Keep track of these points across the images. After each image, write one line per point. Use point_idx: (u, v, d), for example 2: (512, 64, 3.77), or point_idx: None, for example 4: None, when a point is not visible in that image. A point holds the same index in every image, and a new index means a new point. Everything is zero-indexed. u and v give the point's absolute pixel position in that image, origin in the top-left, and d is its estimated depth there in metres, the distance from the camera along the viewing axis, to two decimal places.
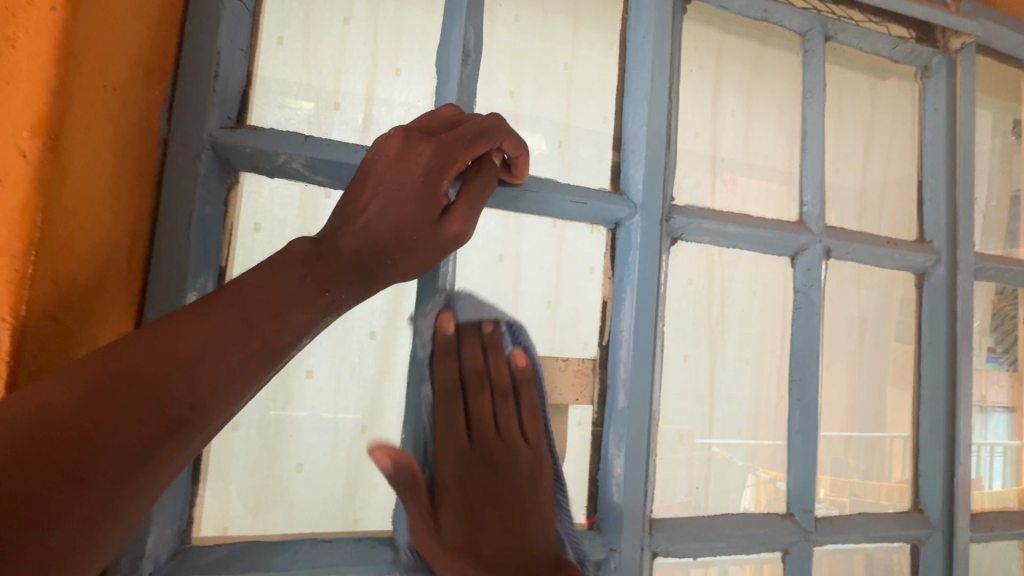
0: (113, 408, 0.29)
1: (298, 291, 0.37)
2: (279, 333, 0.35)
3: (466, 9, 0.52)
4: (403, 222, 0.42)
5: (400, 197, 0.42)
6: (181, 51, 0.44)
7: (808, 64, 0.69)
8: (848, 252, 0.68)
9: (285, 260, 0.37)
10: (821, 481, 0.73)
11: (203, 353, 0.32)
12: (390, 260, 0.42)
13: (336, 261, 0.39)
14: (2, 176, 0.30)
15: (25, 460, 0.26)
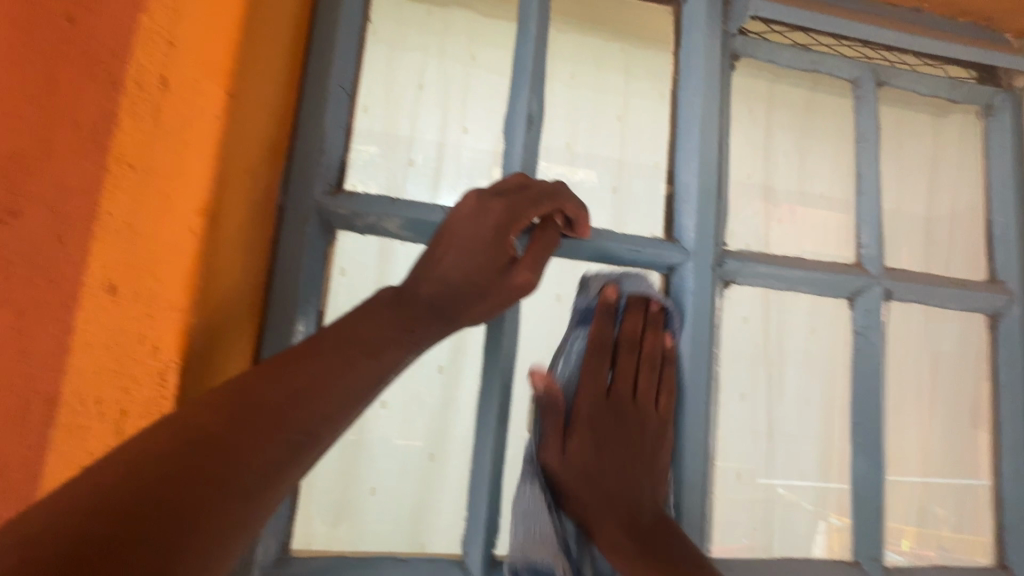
0: (249, 428, 0.34)
1: (388, 332, 0.42)
2: (374, 366, 0.41)
3: (530, 79, 0.58)
4: (475, 270, 0.47)
5: (474, 248, 0.47)
6: (296, 135, 0.52)
7: (859, 109, 0.71)
8: (911, 294, 0.67)
9: (373, 306, 0.44)
10: (902, 532, 0.70)
11: (317, 384, 0.38)
12: (462, 304, 0.47)
13: (415, 306, 0.45)
14: (173, 249, 0.37)
15: (187, 474, 0.31)
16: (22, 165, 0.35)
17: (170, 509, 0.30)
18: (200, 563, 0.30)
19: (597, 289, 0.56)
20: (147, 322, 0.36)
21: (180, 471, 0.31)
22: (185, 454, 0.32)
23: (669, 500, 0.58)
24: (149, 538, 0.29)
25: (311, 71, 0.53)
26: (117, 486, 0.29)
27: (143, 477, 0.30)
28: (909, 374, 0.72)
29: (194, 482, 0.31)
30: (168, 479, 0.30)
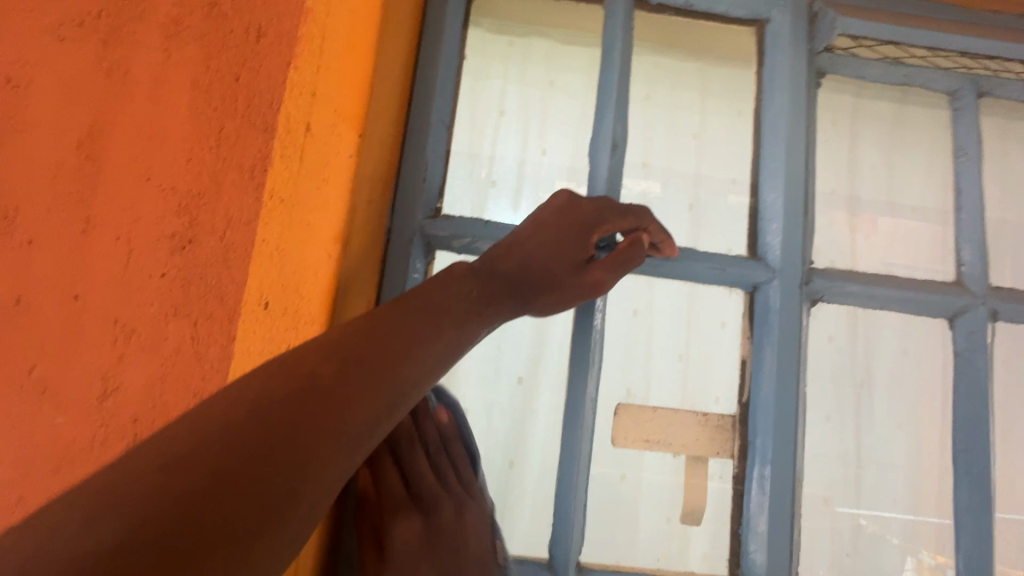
0: (357, 380, 0.35)
1: (468, 304, 0.44)
2: (460, 336, 0.43)
3: (615, 105, 0.61)
4: (554, 259, 0.49)
5: (557, 239, 0.50)
6: (401, 163, 0.58)
7: (959, 122, 0.69)
8: (1021, 315, 0.63)
9: (452, 279, 0.45)
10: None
11: (409, 347, 0.39)
12: (537, 289, 0.49)
13: (490, 282, 0.47)
14: (314, 267, 0.42)
15: (303, 416, 0.33)
16: (200, 205, 0.43)
17: (289, 449, 0.31)
18: (318, 496, 0.32)
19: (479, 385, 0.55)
20: (292, 332, 0.41)
21: (293, 414, 0.32)
22: (295, 397, 0.33)
23: (756, 516, 0.57)
24: (273, 470, 0.30)
25: (415, 108, 0.59)
26: (245, 424, 0.31)
27: (265, 418, 0.32)
28: (1019, 401, 0.67)
29: (308, 424, 0.33)
30: (284, 422, 0.32)
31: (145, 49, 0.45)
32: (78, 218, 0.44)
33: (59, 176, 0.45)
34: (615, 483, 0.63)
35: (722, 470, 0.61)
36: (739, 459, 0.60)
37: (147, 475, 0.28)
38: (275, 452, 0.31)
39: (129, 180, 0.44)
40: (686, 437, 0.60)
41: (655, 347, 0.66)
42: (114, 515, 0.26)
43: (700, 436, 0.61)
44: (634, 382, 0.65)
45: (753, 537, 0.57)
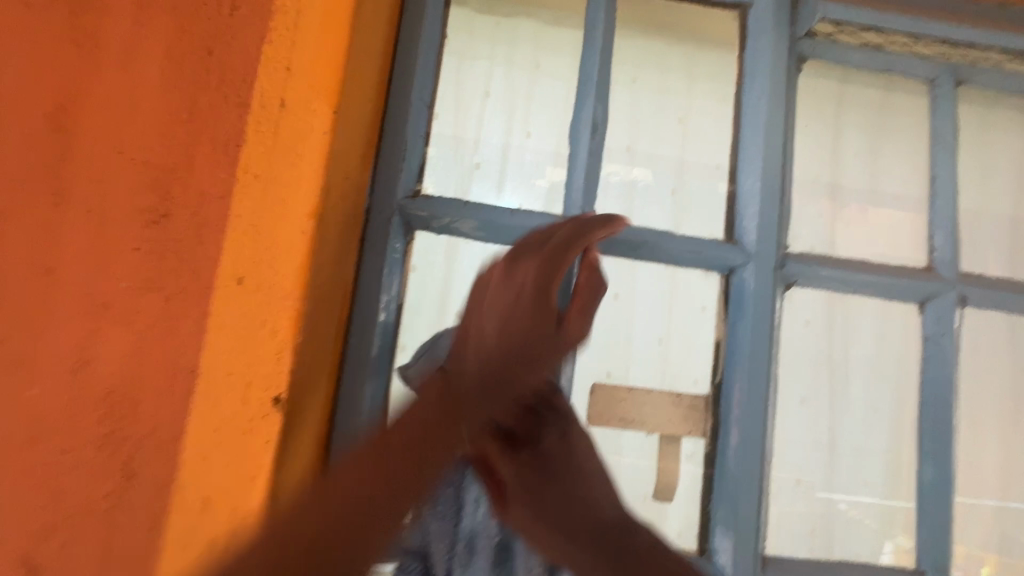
0: (384, 473, 0.32)
1: (488, 378, 0.37)
2: (507, 389, 0.37)
3: (596, 89, 0.61)
4: (517, 331, 0.38)
5: (512, 311, 0.39)
6: (381, 142, 0.58)
7: (937, 109, 0.70)
8: (989, 300, 0.64)
9: (434, 378, 0.37)
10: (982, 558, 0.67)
11: (442, 429, 0.34)
12: (512, 380, 0.37)
13: (465, 390, 0.36)
14: (286, 244, 0.45)
15: (325, 526, 0.30)
16: (173, 179, 0.43)
17: (311, 552, 0.29)
18: None
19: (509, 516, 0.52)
20: (268, 309, 0.45)
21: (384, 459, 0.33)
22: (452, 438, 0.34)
23: (726, 494, 0.59)
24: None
25: (396, 87, 0.59)
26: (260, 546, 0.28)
27: (274, 539, 0.29)
28: (984, 386, 0.69)
29: (334, 534, 0.30)
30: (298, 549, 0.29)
31: (118, 20, 0.45)
32: (48, 190, 0.44)
33: (30, 146, 0.44)
34: None
35: (693, 448, 0.63)
36: (711, 438, 0.62)
37: None
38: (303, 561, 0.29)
39: (101, 153, 0.43)
40: (659, 416, 0.62)
41: (637, 328, 0.66)
42: None
43: (673, 415, 0.62)
44: (614, 364, 0.65)
45: (722, 514, 0.59)
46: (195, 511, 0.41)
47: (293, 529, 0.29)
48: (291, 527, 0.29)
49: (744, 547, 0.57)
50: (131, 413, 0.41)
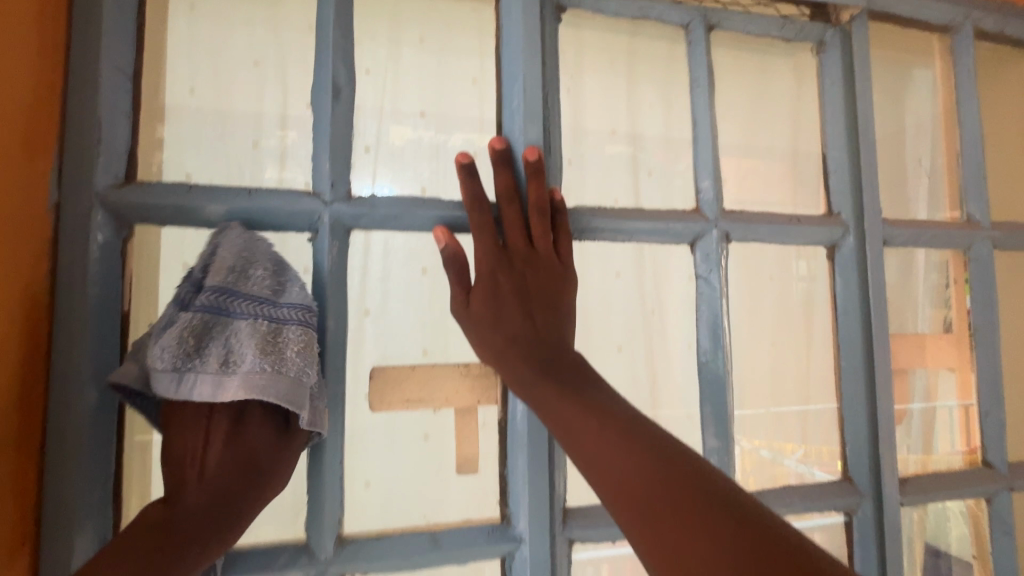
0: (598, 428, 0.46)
1: (525, 372, 0.52)
2: (523, 362, 0.52)
3: (332, 46, 0.55)
4: (518, 360, 0.53)
5: (505, 355, 0.53)
6: (65, 121, 0.48)
7: (692, 54, 0.72)
8: (748, 234, 0.69)
9: (506, 361, 0.53)
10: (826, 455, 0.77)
11: (543, 390, 0.51)
12: (532, 371, 0.52)
13: (514, 365, 0.53)
14: None
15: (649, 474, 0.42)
16: None
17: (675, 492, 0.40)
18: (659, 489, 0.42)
19: (177, 346, 0.45)
20: None
21: (661, 533, 0.39)
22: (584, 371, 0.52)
23: (516, 457, 0.58)
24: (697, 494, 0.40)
25: (76, 52, 0.49)
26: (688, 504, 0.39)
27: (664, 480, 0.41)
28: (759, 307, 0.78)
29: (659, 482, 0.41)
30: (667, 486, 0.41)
31: None
32: None
33: None
34: (419, 443, 0.63)
35: (486, 416, 0.63)
36: (502, 404, 0.61)
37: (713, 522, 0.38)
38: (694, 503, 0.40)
39: None
40: (445, 391, 0.59)
41: (448, 300, 0.67)
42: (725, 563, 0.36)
43: (459, 387, 0.60)
44: (429, 342, 0.67)
45: (515, 478, 0.59)
46: None
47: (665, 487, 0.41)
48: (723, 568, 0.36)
49: (538, 507, 0.57)
50: None
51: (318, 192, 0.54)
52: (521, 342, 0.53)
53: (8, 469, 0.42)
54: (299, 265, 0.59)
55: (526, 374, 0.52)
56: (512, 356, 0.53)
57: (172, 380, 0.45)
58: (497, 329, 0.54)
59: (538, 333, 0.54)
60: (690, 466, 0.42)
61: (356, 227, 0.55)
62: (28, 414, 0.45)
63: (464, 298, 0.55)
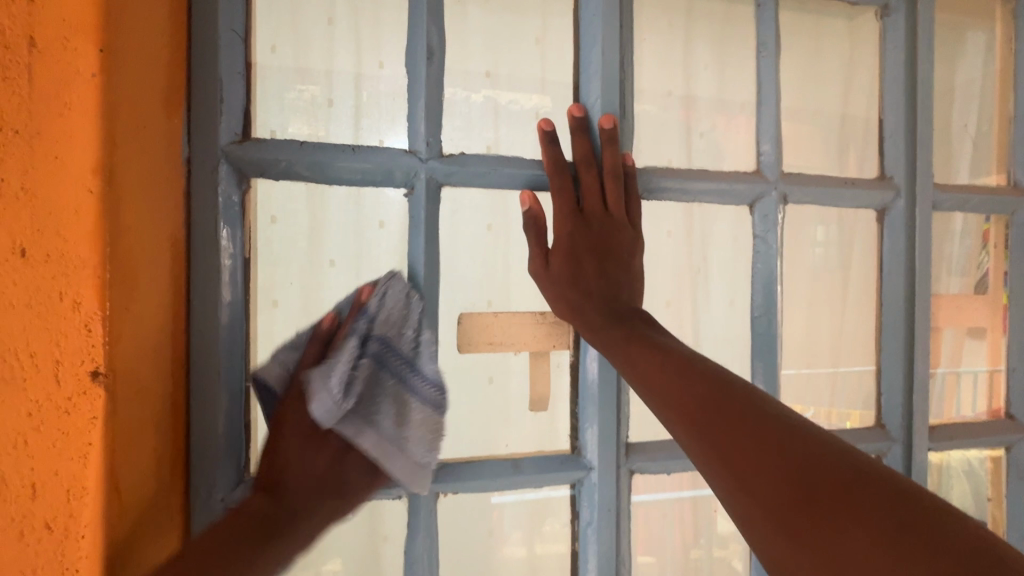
0: (660, 359, 0.52)
1: (594, 318, 0.58)
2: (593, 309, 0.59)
3: (427, 12, 0.59)
4: (589, 310, 0.59)
5: (577, 305, 0.59)
6: (191, 81, 0.53)
7: (761, 18, 0.73)
8: (805, 196, 0.73)
9: (577, 308, 0.59)
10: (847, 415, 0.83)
11: (612, 334, 0.57)
12: (602, 318, 0.58)
13: (585, 312, 0.59)
14: (75, 209, 0.39)
15: (708, 393, 0.47)
16: None
17: (733, 407, 0.45)
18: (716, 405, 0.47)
19: (342, 387, 0.50)
20: (62, 278, 0.39)
21: (726, 455, 0.44)
22: (648, 321, 0.58)
23: (587, 395, 0.66)
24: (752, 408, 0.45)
25: (198, 15, 0.53)
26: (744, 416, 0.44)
27: (721, 397, 0.47)
28: (806, 267, 0.81)
29: (718, 400, 0.47)
30: (725, 403, 0.46)
31: None
32: None
33: None
34: (485, 389, 0.69)
35: (559, 359, 0.69)
36: (573, 347, 0.68)
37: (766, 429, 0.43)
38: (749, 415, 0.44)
39: None
40: (524, 335, 0.66)
41: (513, 257, 0.69)
42: (778, 461, 0.40)
43: (538, 331, 0.66)
44: (495, 294, 0.68)
45: (585, 415, 0.66)
46: (25, 496, 0.38)
47: (721, 404, 0.46)
48: (775, 466, 0.40)
49: (606, 442, 0.64)
50: None
51: (414, 150, 0.59)
52: (590, 293, 0.59)
53: (167, 391, 0.49)
54: (378, 218, 0.63)
55: (596, 319, 0.58)
56: (586, 306, 0.59)
57: (327, 408, 0.49)
58: (570, 280, 0.59)
59: (606, 284, 0.60)
60: (764, 407, 0.45)
61: (447, 183, 0.60)
62: (177, 345, 0.51)
63: (543, 258, 0.61)
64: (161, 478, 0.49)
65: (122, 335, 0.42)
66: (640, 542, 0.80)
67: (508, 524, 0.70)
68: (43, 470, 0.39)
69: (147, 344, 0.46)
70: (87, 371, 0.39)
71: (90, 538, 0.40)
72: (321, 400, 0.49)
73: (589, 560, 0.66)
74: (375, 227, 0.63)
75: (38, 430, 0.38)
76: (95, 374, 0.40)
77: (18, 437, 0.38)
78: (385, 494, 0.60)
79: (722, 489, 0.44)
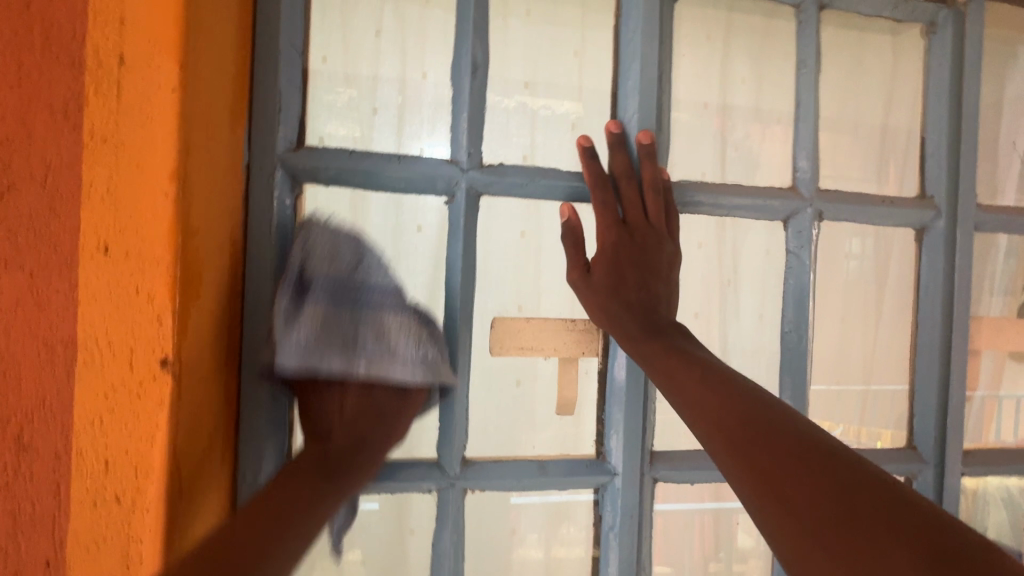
0: (698, 372, 0.53)
1: (633, 326, 0.60)
2: (632, 318, 0.60)
3: (473, 30, 0.62)
4: (628, 320, 0.60)
5: (616, 314, 0.61)
6: (253, 92, 0.56)
7: (801, 34, 0.74)
8: (840, 213, 0.73)
9: (614, 315, 0.61)
10: (880, 432, 0.81)
11: (649, 344, 0.58)
12: (640, 329, 0.59)
13: (625, 321, 0.60)
14: (153, 211, 0.42)
15: (746, 412, 0.49)
16: (14, 150, 0.42)
17: (771, 428, 0.47)
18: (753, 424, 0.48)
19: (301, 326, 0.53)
20: (139, 274, 0.42)
21: (762, 472, 0.44)
22: (684, 335, 0.60)
23: (614, 404, 0.67)
24: (790, 431, 0.46)
25: (262, 30, 0.57)
26: (783, 439, 0.45)
27: (760, 417, 0.48)
28: (840, 284, 0.80)
29: (756, 419, 0.48)
30: (764, 425, 0.47)
31: None
32: None
33: None
34: (513, 391, 0.70)
35: (587, 366, 0.71)
36: (602, 355, 0.70)
37: (805, 454, 0.44)
38: (788, 437, 0.46)
39: None
40: (554, 342, 0.68)
41: (544, 263, 0.70)
42: (816, 488, 0.41)
43: (567, 339, 0.68)
44: (525, 297, 0.70)
45: (613, 425, 0.67)
46: (99, 472, 0.42)
47: (760, 424, 0.47)
48: (812, 492, 0.41)
49: (631, 450, 0.66)
50: (13, 388, 0.43)
51: (456, 160, 0.62)
52: (628, 302, 0.61)
53: (223, 380, 0.53)
54: (415, 222, 0.66)
55: (634, 328, 0.60)
56: (624, 315, 0.60)
57: (293, 353, 0.52)
58: (609, 289, 0.61)
59: (643, 296, 0.61)
60: (802, 430, 0.46)
61: (486, 192, 0.63)
62: (232, 340, 0.55)
63: (582, 268, 0.63)
64: (215, 463, 0.52)
65: (187, 329, 0.45)
66: (657, 551, 0.80)
67: (531, 523, 0.72)
68: (115, 449, 0.42)
69: (208, 337, 0.49)
70: (157, 361, 0.42)
71: (154, 513, 0.43)
72: (294, 345, 0.52)
73: (609, 565, 0.68)
74: (413, 230, 0.66)
75: (112, 411, 0.42)
76: (165, 364, 0.42)
77: (96, 417, 0.42)
78: (415, 488, 0.63)
79: (754, 506, 0.44)
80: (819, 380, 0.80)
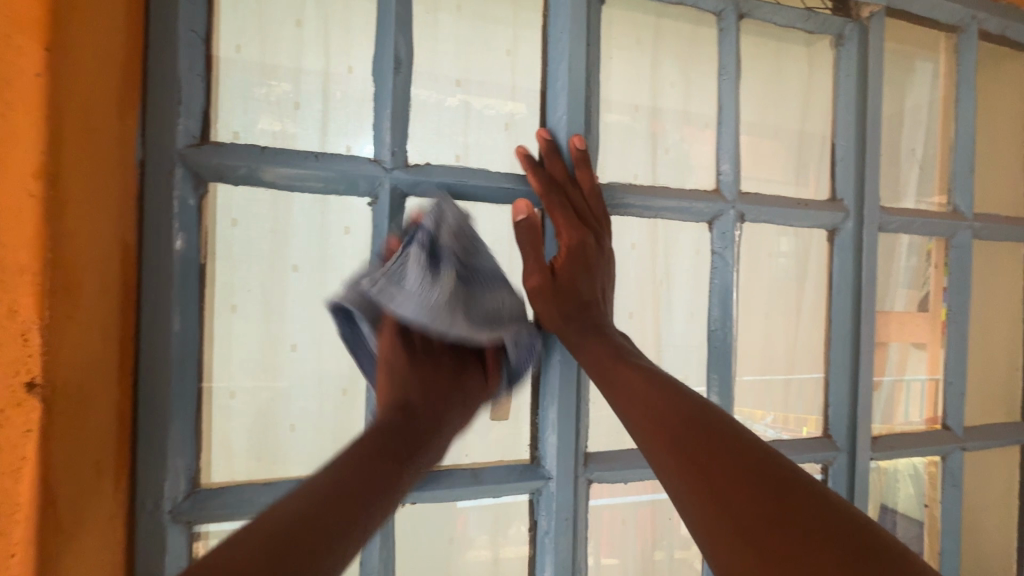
0: (638, 375, 0.54)
1: (578, 327, 0.60)
2: (577, 319, 0.60)
3: (395, 24, 0.60)
4: (582, 317, 0.60)
5: (568, 312, 0.60)
6: (147, 79, 0.51)
7: (722, 42, 0.76)
8: (760, 214, 0.76)
9: (559, 317, 0.60)
10: (802, 421, 0.85)
11: (592, 346, 0.58)
12: (594, 325, 0.60)
13: (577, 319, 0.60)
14: (15, 213, 0.37)
15: (684, 411, 0.50)
16: None
17: (708, 427, 0.48)
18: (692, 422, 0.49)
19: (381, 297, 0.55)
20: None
21: (709, 476, 0.44)
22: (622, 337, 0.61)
23: (547, 407, 0.67)
24: (727, 430, 0.47)
25: (156, 12, 0.52)
26: (721, 437, 0.46)
27: (698, 416, 0.49)
28: (762, 282, 0.84)
29: (695, 418, 0.49)
30: (704, 424, 0.48)
31: None
32: None
33: None
34: None
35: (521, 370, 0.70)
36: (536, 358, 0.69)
37: (741, 453, 0.45)
38: (725, 436, 0.47)
39: None
40: None
41: None
42: (753, 484, 0.42)
43: None
44: None
45: (546, 428, 0.67)
46: None
47: (698, 424, 0.48)
48: (750, 489, 0.42)
49: (564, 451, 0.65)
50: None
51: (379, 159, 0.60)
52: (582, 299, 0.60)
53: (114, 400, 0.48)
54: (342, 224, 0.62)
55: (578, 326, 0.60)
56: (576, 313, 0.60)
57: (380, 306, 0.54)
58: (566, 287, 0.60)
59: (592, 291, 0.61)
60: (745, 438, 0.47)
61: (412, 193, 0.61)
62: (125, 355, 0.50)
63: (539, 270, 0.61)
64: (105, 492, 0.47)
65: (62, 345, 0.40)
66: (595, 549, 0.81)
67: (470, 529, 0.70)
68: None
69: (91, 353, 0.44)
70: (22, 384, 0.37)
71: (20, 558, 0.37)
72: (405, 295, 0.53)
73: (546, 569, 0.67)
74: (340, 232, 0.63)
75: None
76: (31, 387, 0.38)
77: None
78: None
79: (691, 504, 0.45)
80: (742, 374, 0.83)
